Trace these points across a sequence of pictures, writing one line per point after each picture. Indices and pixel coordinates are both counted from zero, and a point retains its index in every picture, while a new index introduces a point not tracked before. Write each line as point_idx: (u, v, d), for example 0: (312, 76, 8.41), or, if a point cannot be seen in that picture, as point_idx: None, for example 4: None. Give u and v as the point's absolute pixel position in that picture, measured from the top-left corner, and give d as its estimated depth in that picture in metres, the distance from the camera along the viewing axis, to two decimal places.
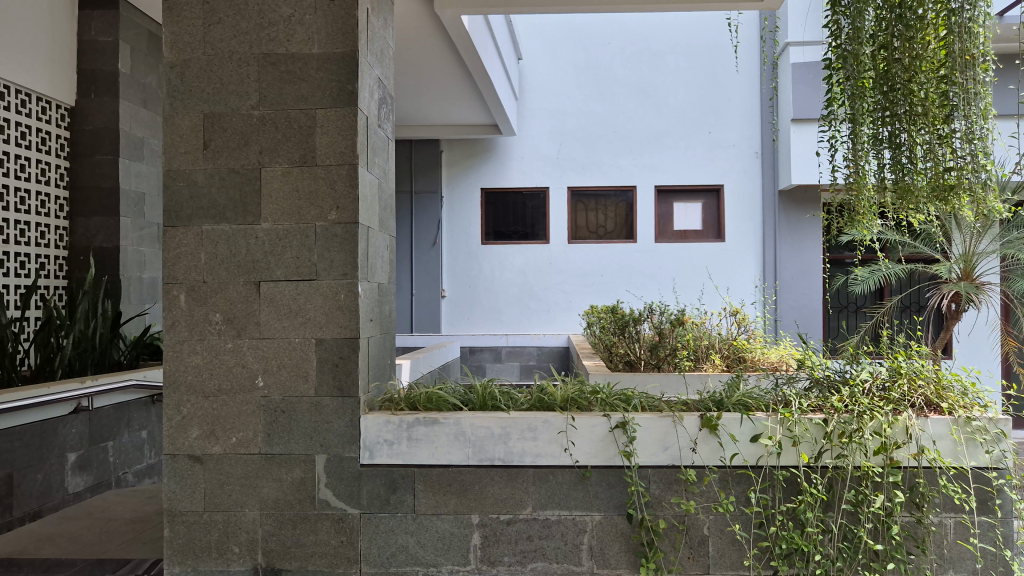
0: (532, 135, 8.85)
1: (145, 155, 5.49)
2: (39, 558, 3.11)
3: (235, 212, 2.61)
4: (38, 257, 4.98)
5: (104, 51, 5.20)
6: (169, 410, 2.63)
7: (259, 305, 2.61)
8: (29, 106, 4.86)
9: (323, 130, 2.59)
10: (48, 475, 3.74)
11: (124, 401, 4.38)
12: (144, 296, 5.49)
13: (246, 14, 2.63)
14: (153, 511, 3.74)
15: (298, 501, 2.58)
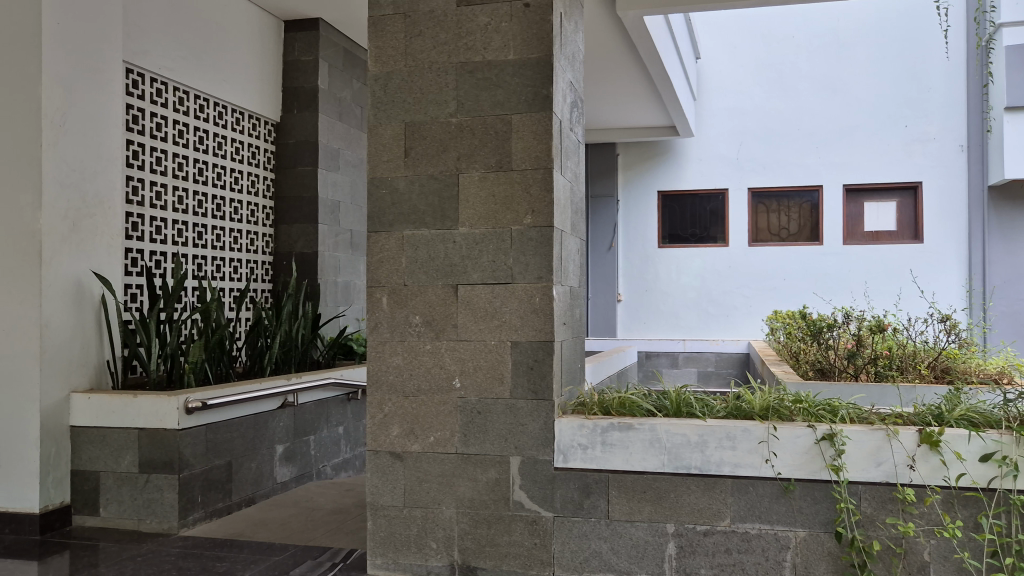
0: (711, 135, 8.62)
1: (340, 166, 5.83)
2: (256, 541, 3.36)
3: (434, 217, 2.70)
4: (249, 263, 5.36)
5: (305, 69, 5.57)
6: (372, 408, 2.75)
7: (456, 307, 2.68)
8: (242, 123, 5.25)
9: (519, 135, 2.63)
10: (260, 465, 4.03)
11: (325, 398, 4.64)
12: (338, 298, 5.82)
13: (445, 25, 2.71)
14: (351, 504, 3.95)
15: (492, 502, 2.63)
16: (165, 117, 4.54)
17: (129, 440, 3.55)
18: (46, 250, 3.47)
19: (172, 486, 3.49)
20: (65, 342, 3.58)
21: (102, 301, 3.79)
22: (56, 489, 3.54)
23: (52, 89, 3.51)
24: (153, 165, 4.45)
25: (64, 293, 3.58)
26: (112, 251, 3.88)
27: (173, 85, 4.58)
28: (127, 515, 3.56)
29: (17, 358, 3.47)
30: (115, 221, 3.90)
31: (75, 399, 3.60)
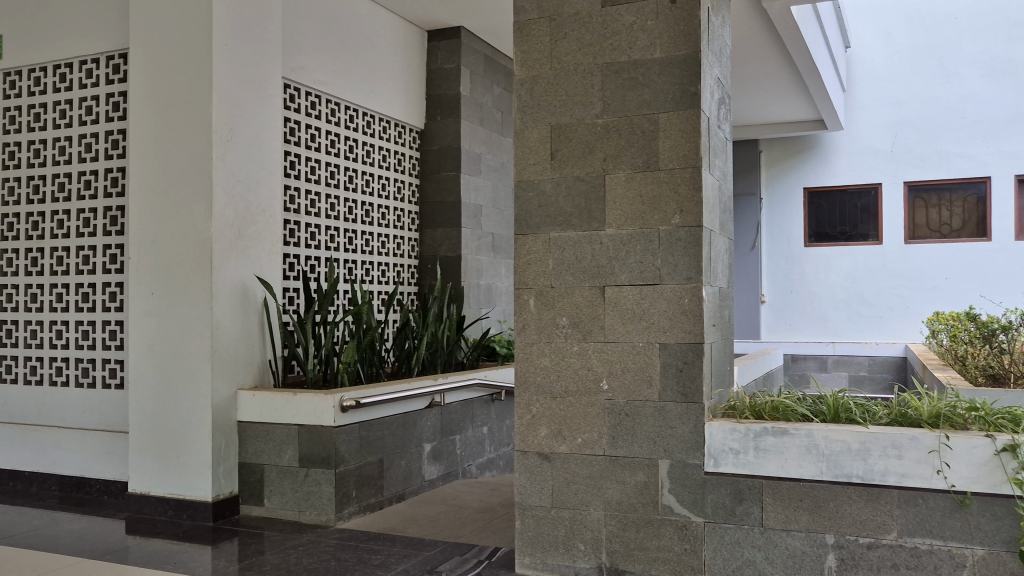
0: (863, 127, 8.21)
1: (482, 170, 5.94)
2: (408, 535, 3.47)
3: (581, 218, 2.70)
4: (396, 267, 5.54)
5: (448, 77, 5.72)
6: (520, 409, 2.78)
7: (603, 308, 2.67)
8: (388, 131, 5.43)
9: (666, 134, 2.59)
10: (409, 462, 4.16)
11: (469, 398, 4.74)
12: (481, 301, 5.94)
13: (590, 26, 2.71)
14: (497, 503, 4.01)
15: (641, 505, 2.60)
16: (319, 129, 4.74)
17: (290, 435, 3.75)
18: (216, 256, 3.72)
19: (329, 480, 3.66)
20: (233, 342, 3.83)
21: (265, 304, 4.02)
22: (226, 480, 3.79)
23: (221, 106, 3.76)
24: (308, 174, 4.66)
25: (232, 297, 3.82)
26: (272, 257, 4.10)
27: (326, 97, 4.79)
28: (289, 507, 3.75)
29: (191, 357, 3.74)
30: (275, 228, 4.13)
31: (242, 396, 3.83)
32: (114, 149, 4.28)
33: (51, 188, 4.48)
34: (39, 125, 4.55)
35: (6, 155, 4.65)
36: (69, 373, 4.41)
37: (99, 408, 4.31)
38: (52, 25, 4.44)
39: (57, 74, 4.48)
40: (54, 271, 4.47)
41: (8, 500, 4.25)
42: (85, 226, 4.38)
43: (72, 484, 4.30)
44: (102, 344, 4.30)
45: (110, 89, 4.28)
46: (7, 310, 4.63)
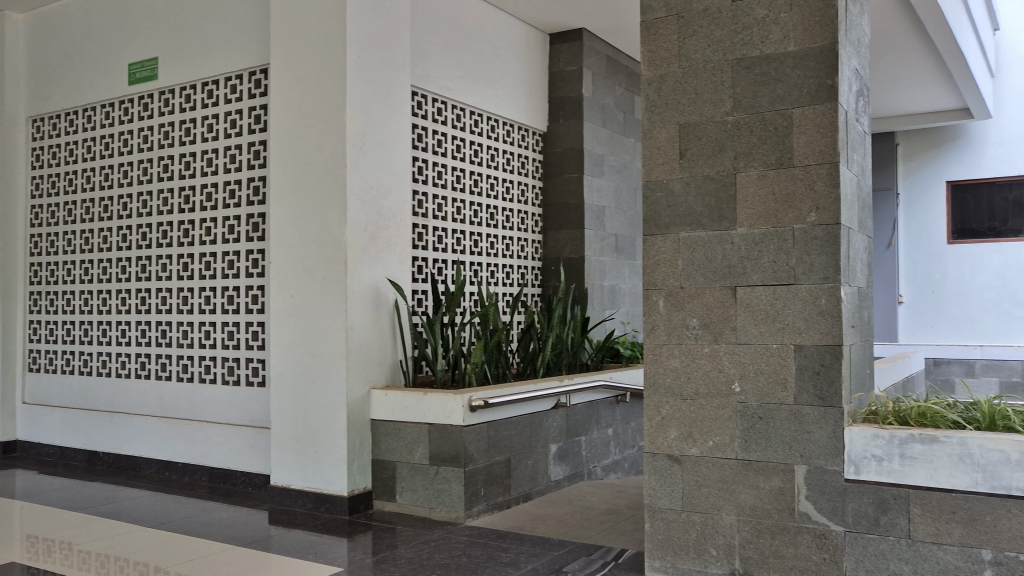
0: (1014, 115, 7.73)
1: (605, 172, 5.93)
2: (536, 535, 3.51)
3: (712, 217, 2.66)
4: (520, 269, 5.59)
5: (570, 79, 5.74)
6: (649, 411, 2.76)
7: (735, 310, 2.61)
8: (512, 135, 5.49)
9: (801, 130, 2.52)
10: (536, 462, 4.20)
11: (594, 400, 4.73)
12: (604, 302, 5.93)
13: (720, 22, 2.66)
14: (623, 505, 3.99)
15: (777, 511, 2.53)
16: (445, 134, 4.84)
17: (421, 434, 3.86)
18: (351, 259, 3.88)
19: (458, 478, 3.74)
20: (366, 342, 3.97)
21: (395, 306, 4.15)
22: (360, 475, 3.94)
23: (354, 115, 3.91)
24: (435, 179, 4.76)
25: (364, 299, 3.97)
26: (403, 260, 4.23)
27: (452, 103, 4.89)
28: (420, 503, 3.86)
29: (328, 357, 3.91)
30: (405, 232, 4.25)
31: (375, 395, 3.97)
32: (256, 159, 4.52)
33: (200, 198, 4.77)
34: (189, 138, 4.84)
35: (160, 168, 4.99)
36: (216, 371, 4.68)
37: (243, 404, 4.56)
38: (199, 45, 4.75)
39: (205, 90, 4.77)
40: (202, 275, 4.75)
41: (164, 489, 4.57)
42: (230, 232, 4.64)
43: (220, 476, 4.58)
44: (246, 344, 4.55)
45: (252, 103, 4.53)
46: (161, 312, 4.96)
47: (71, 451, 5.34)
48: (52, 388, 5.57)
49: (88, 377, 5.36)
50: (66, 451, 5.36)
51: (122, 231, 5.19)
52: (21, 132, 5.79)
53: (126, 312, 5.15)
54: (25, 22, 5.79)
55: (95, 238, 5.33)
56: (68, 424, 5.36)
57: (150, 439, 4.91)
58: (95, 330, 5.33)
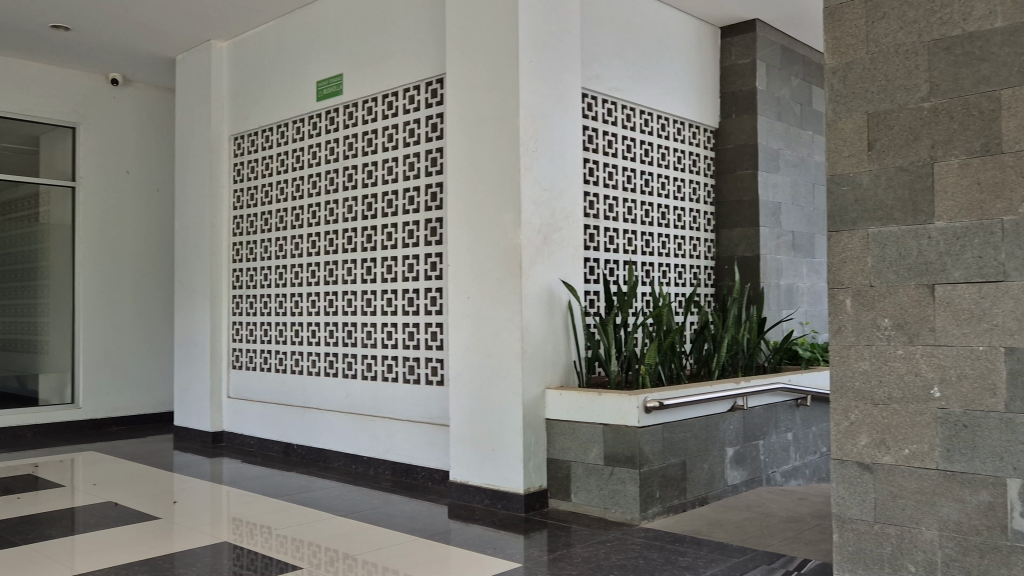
0: None
1: (781, 166, 5.71)
2: (715, 540, 3.43)
3: (905, 212, 2.50)
4: (693, 269, 5.48)
5: (743, 72, 5.58)
6: (837, 415, 2.63)
7: (934, 309, 2.45)
8: (683, 132, 5.39)
9: (1011, 113, 2.32)
10: (712, 465, 4.11)
11: (773, 403, 4.57)
12: (781, 302, 5.71)
13: (914, 2, 2.50)
14: (806, 514, 3.83)
15: (985, 528, 2.35)
16: (616, 134, 4.83)
17: (596, 434, 3.88)
18: (525, 261, 3.96)
19: (634, 480, 3.73)
20: (541, 342, 4.04)
21: (569, 307, 4.19)
22: (536, 474, 4.01)
23: (527, 119, 3.99)
24: (606, 180, 4.76)
25: (539, 300, 4.04)
26: (575, 262, 4.27)
27: (622, 104, 4.88)
28: (595, 503, 3.88)
29: (505, 357, 4.01)
30: (577, 233, 4.29)
31: (549, 394, 4.03)
32: (433, 166, 4.71)
33: (382, 205, 5.03)
34: (372, 148, 5.12)
35: (346, 178, 5.30)
36: (398, 370, 4.91)
37: (423, 402, 4.76)
38: (381, 59, 5.01)
39: (385, 102, 5.03)
40: (384, 278, 5.01)
41: (352, 480, 4.86)
42: (410, 237, 4.86)
43: (403, 469, 4.81)
44: (425, 344, 4.75)
45: (430, 113, 4.73)
46: (348, 313, 5.26)
47: (269, 442, 5.80)
48: (253, 385, 6.05)
49: (284, 375, 5.77)
50: (266, 442, 5.82)
51: (312, 237, 5.56)
52: (224, 148, 6.34)
53: (316, 314, 5.50)
54: (227, 49, 6.34)
55: (289, 245, 5.74)
56: (268, 418, 5.82)
57: (339, 433, 5.23)
58: (289, 331, 5.73)
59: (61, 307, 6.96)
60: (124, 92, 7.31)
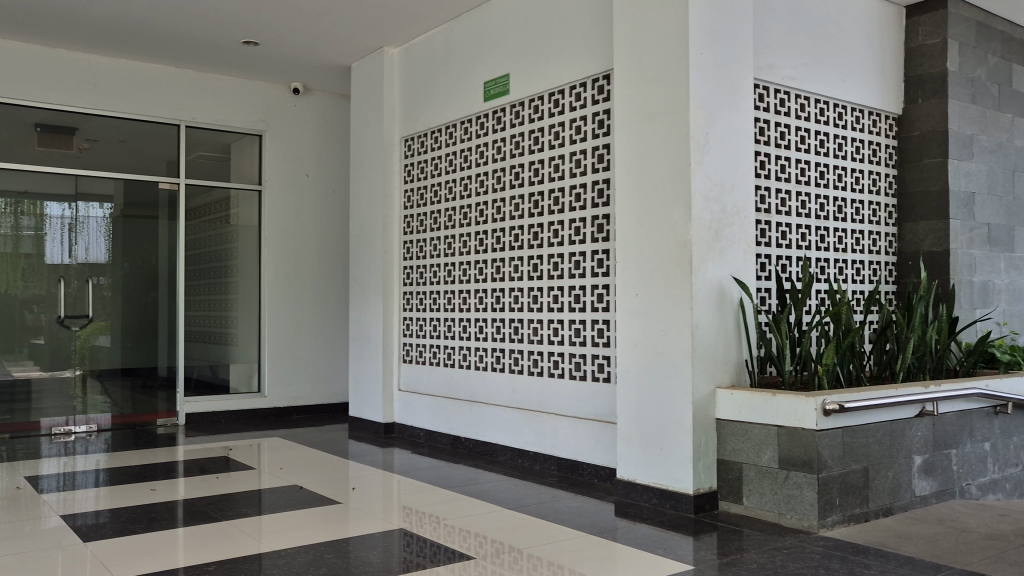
0: None
1: (975, 153, 5.28)
2: (904, 554, 3.22)
3: None
4: (873, 264, 5.16)
5: (932, 53, 5.21)
6: None
7: None
8: (862, 121, 5.09)
9: None
10: (898, 474, 3.86)
11: (967, 409, 4.23)
12: (975, 301, 5.27)
13: None
14: (1009, 531, 3.52)
15: None
16: (789, 125, 4.62)
17: (769, 436, 3.74)
18: (696, 258, 3.87)
19: (811, 485, 3.56)
20: (712, 340, 3.94)
21: (740, 304, 4.05)
22: (705, 475, 3.92)
23: (697, 112, 3.90)
24: (778, 172, 4.56)
25: (709, 298, 3.93)
26: (747, 258, 4.13)
27: (796, 93, 4.66)
28: (769, 507, 3.74)
29: (674, 356, 3.94)
30: (749, 229, 4.15)
31: (720, 393, 3.93)
32: (600, 163, 4.71)
33: (548, 202, 5.07)
34: (538, 147, 5.17)
35: (512, 176, 5.38)
36: (565, 366, 4.94)
37: (589, 398, 4.77)
38: (547, 57, 5.06)
39: (552, 100, 5.06)
40: (551, 275, 5.05)
41: (518, 474, 4.94)
42: (576, 234, 4.88)
43: (569, 465, 4.85)
44: (592, 341, 4.75)
45: (597, 109, 4.72)
46: (515, 310, 5.35)
47: (438, 435, 6.00)
48: (422, 377, 6.27)
49: (451, 369, 5.94)
50: (434, 434, 6.03)
51: (479, 235, 5.68)
52: (396, 150, 6.59)
53: (483, 310, 5.62)
54: (398, 55, 6.61)
55: (456, 243, 5.90)
56: (438, 410, 6.02)
57: (507, 427, 5.34)
58: (456, 327, 5.89)
59: (249, 303, 7.49)
60: (304, 100, 7.78)
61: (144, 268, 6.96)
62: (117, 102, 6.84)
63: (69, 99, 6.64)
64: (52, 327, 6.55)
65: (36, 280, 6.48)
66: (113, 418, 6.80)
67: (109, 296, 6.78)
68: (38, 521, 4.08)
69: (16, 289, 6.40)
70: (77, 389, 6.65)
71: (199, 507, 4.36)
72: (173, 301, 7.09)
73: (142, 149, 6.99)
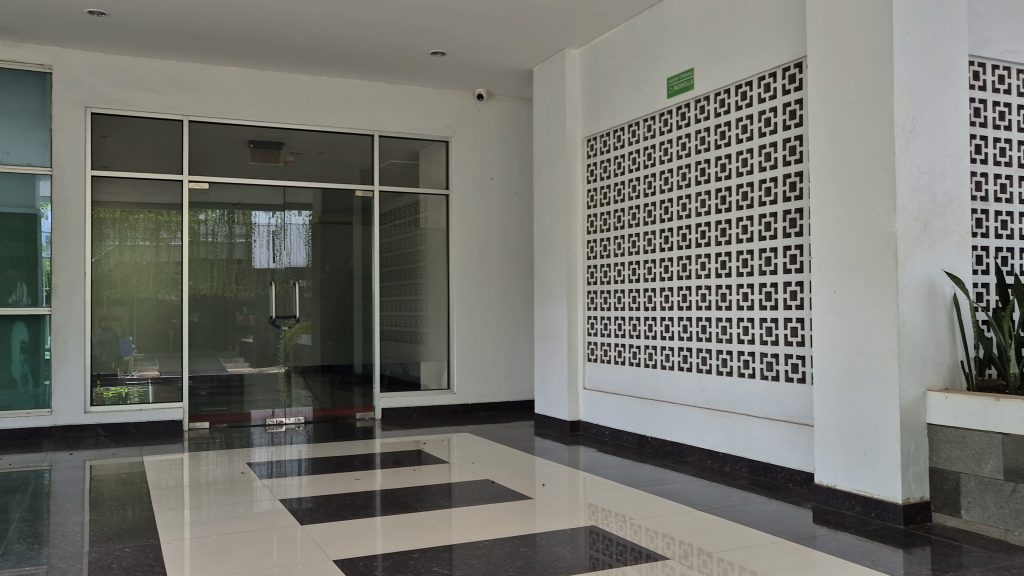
0: None
1: None
2: None
3: None
4: None
5: None
6: None
7: None
8: None
9: None
10: None
11: None
12: None
13: None
14: None
15: None
16: (1009, 104, 4.22)
17: (993, 444, 3.46)
18: (902, 253, 3.62)
19: None
20: (922, 340, 3.68)
21: (954, 301, 3.75)
22: (916, 483, 3.66)
23: (902, 96, 3.65)
24: (998, 156, 4.17)
25: (918, 293, 3.67)
26: (963, 250, 3.82)
27: (1018, 68, 4.24)
28: (992, 523, 3.45)
29: (879, 356, 3.71)
30: (965, 219, 3.83)
31: (932, 397, 3.65)
32: (791, 155, 4.52)
33: (736, 198, 4.93)
34: (725, 141, 5.03)
35: (698, 172, 5.27)
36: (756, 366, 4.78)
37: (782, 399, 4.59)
38: (734, 49, 4.92)
39: (739, 93, 4.92)
40: (740, 272, 4.90)
41: (707, 476, 4.85)
42: (767, 229, 4.71)
43: (762, 469, 4.70)
44: (785, 340, 4.56)
45: (788, 100, 4.54)
46: (702, 308, 5.24)
47: (624, 433, 6.00)
48: (608, 377, 6.27)
49: (637, 367, 5.91)
50: (620, 433, 6.03)
51: (664, 233, 5.62)
52: (579, 151, 6.64)
53: (669, 309, 5.55)
54: (580, 56, 6.65)
55: (641, 242, 5.86)
56: (624, 409, 6.01)
57: (696, 428, 5.24)
58: (642, 326, 5.85)
59: (438, 303, 7.80)
60: (488, 105, 8.00)
61: (342, 271, 7.42)
62: (318, 116, 7.34)
63: (277, 116, 7.20)
64: (262, 327, 7.12)
65: (248, 283, 7.08)
66: (315, 411, 7.32)
67: (310, 297, 7.29)
68: (256, 504, 4.45)
69: (232, 293, 7.02)
70: (282, 384, 7.20)
71: (398, 497, 4.60)
72: (367, 302, 7.52)
73: (339, 159, 7.46)
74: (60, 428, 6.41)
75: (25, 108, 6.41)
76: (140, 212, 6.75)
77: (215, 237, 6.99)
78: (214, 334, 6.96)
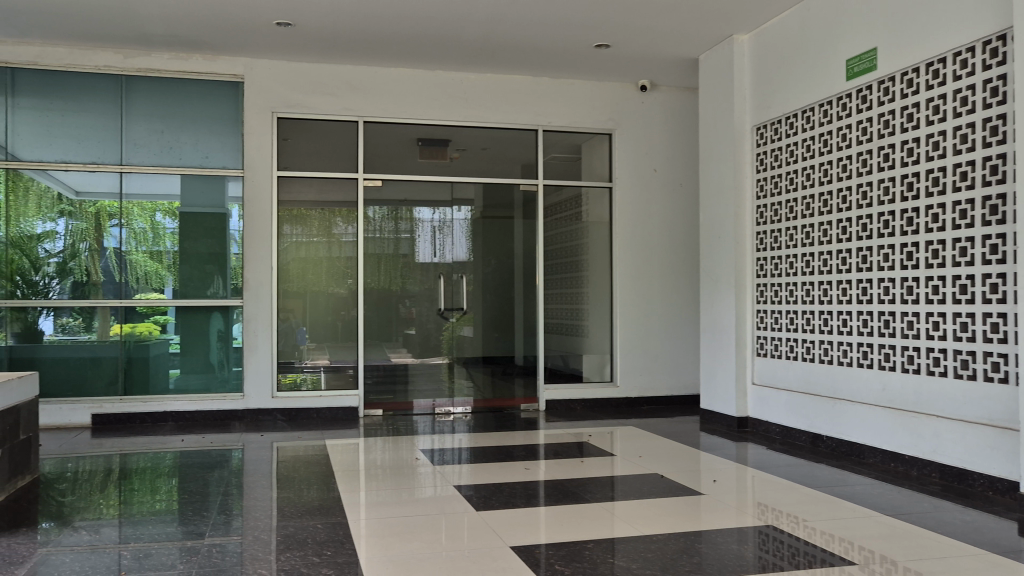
0: None
1: None
2: None
3: None
4: None
5: None
6: None
7: None
8: None
9: None
10: None
11: None
12: None
13: None
14: None
15: None
16: None
17: None
18: None
19: None
20: None
21: None
22: None
23: None
24: None
25: None
26: None
27: None
28: None
29: None
30: None
31: None
32: (992, 136, 4.18)
33: (926, 184, 4.61)
34: (914, 124, 4.72)
35: (882, 158, 4.97)
36: (947, 364, 4.47)
37: (979, 400, 4.26)
38: (925, 25, 4.60)
39: (930, 71, 4.60)
40: (929, 263, 4.58)
41: (891, 479, 4.58)
42: (962, 217, 4.38)
43: (954, 474, 4.39)
44: (983, 336, 4.23)
45: (988, 76, 4.19)
46: (885, 302, 4.94)
47: (797, 432, 5.77)
48: (779, 373, 6.05)
49: (811, 363, 5.66)
50: (793, 432, 5.81)
51: (842, 223, 5.34)
52: (747, 139, 6.42)
53: (847, 302, 5.27)
54: (748, 41, 6.43)
55: (816, 232, 5.60)
56: (796, 407, 5.78)
57: (878, 428, 4.96)
58: (817, 320, 5.59)
59: (601, 297, 7.79)
60: (651, 96, 7.89)
61: (505, 264, 7.56)
62: (483, 114, 7.50)
63: (444, 114, 7.42)
64: (425, 319, 7.37)
65: (417, 277, 7.35)
66: (479, 401, 7.50)
67: (475, 290, 7.48)
68: (427, 489, 4.62)
69: (401, 286, 7.32)
70: (446, 374, 7.42)
71: (564, 488, 4.64)
72: (530, 295, 7.62)
73: (503, 154, 7.59)
74: (251, 411, 6.93)
75: (217, 115, 6.95)
76: (318, 210, 7.15)
77: (384, 233, 7.29)
78: (384, 326, 7.28)
